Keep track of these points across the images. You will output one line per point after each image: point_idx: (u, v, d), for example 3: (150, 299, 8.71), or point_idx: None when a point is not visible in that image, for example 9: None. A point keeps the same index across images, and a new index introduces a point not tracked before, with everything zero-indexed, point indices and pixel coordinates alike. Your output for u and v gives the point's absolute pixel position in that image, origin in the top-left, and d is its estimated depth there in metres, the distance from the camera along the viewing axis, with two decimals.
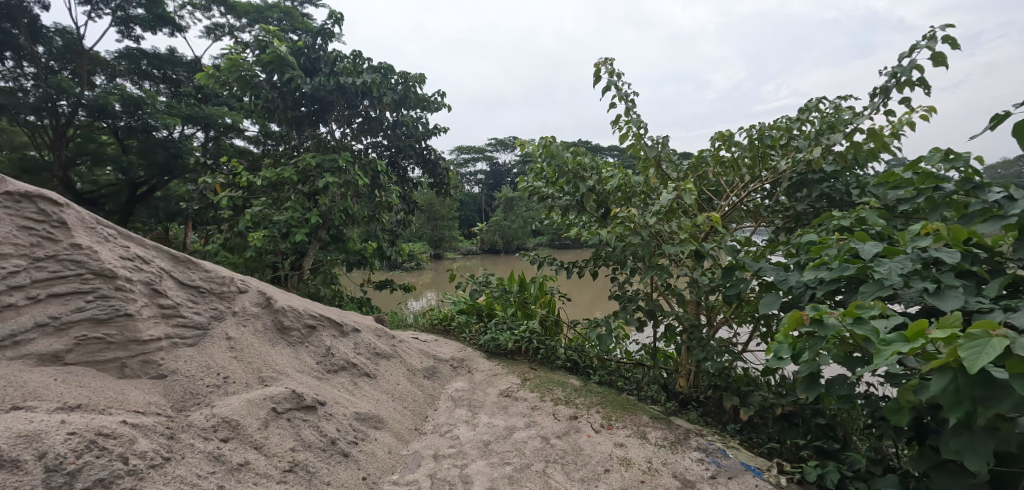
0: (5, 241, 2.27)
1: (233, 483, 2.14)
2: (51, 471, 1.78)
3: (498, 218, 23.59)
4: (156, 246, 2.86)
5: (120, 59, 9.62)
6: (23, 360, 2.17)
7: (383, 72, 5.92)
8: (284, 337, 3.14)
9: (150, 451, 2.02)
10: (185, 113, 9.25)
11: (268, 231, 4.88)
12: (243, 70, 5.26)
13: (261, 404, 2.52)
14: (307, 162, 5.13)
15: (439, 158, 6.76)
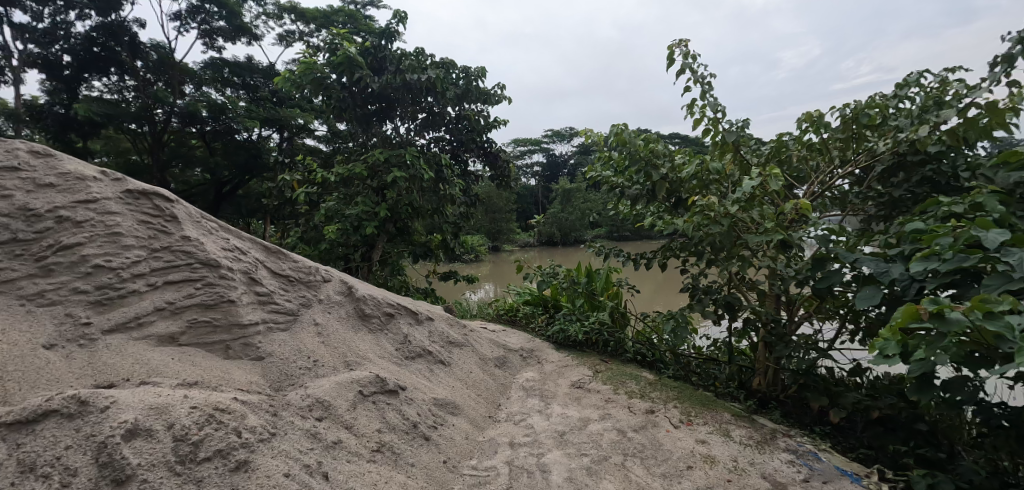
0: (129, 234, 2.62)
1: (330, 460, 2.28)
2: (179, 440, 1.95)
3: (556, 210, 23.49)
4: (250, 238, 3.17)
5: (205, 69, 10.42)
6: (146, 340, 2.43)
7: (445, 67, 6.01)
8: (366, 324, 3.30)
9: (258, 427, 2.19)
10: (264, 115, 9.89)
11: (341, 225, 5.12)
12: (316, 72, 5.53)
13: (350, 387, 2.69)
14: (375, 158, 5.29)
15: (500, 150, 6.80)
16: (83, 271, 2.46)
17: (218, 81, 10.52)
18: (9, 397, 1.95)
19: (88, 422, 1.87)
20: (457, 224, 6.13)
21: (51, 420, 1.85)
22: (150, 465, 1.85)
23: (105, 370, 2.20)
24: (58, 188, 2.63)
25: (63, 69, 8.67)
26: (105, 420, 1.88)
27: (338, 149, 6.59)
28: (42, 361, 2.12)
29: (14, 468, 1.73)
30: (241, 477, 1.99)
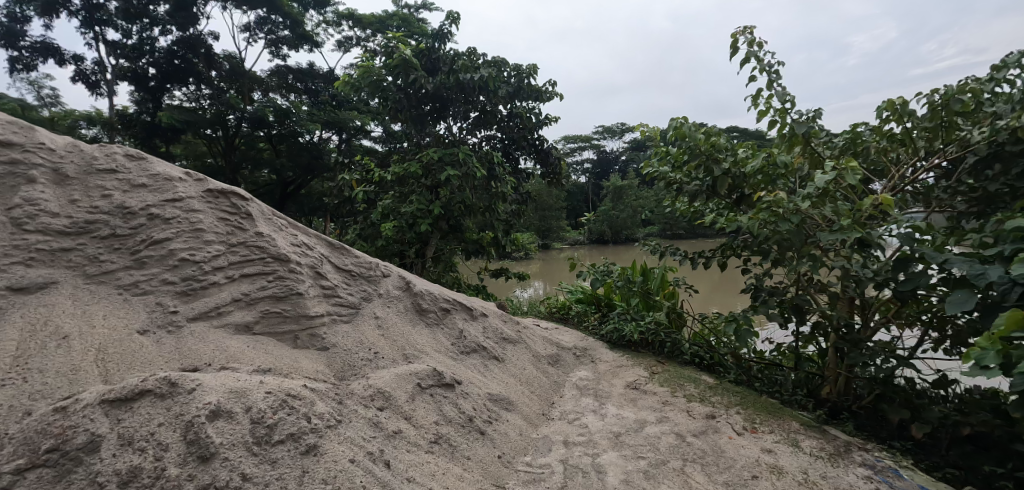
0: (211, 229, 2.90)
1: (391, 448, 2.37)
2: (256, 423, 2.07)
3: (608, 208, 23.15)
4: (316, 235, 3.41)
5: (272, 76, 11.00)
6: (225, 327, 2.68)
7: (497, 66, 6.04)
8: (423, 318, 3.45)
9: (326, 414, 2.30)
10: (324, 119, 10.33)
11: (397, 222, 5.28)
12: (373, 76, 5.74)
13: (408, 379, 2.81)
14: (430, 156, 5.40)
15: (552, 147, 6.77)
16: (171, 263, 2.73)
17: (283, 87, 11.06)
18: (110, 375, 2.21)
19: (177, 402, 2.03)
20: (508, 221, 6.15)
21: (145, 400, 2.02)
22: (231, 445, 1.98)
23: (190, 354, 2.44)
24: (150, 188, 2.93)
25: (149, 80, 9.54)
26: (192, 402, 2.04)
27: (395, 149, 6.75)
28: (137, 345, 2.38)
29: (114, 441, 1.89)
30: (310, 460, 2.09)
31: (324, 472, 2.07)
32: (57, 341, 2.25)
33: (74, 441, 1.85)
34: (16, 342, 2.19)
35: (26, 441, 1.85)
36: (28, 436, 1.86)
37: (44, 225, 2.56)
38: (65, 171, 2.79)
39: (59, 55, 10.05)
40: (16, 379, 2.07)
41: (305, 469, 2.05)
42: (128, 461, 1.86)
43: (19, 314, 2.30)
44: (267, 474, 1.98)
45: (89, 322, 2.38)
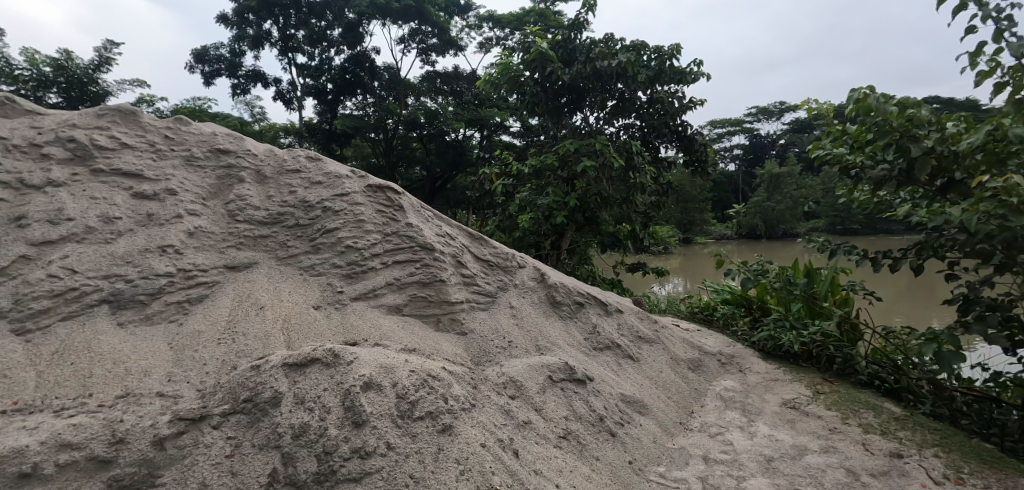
0: (370, 220, 3.19)
1: (520, 438, 2.37)
2: (400, 398, 2.23)
3: (760, 201, 20.99)
4: (458, 226, 3.61)
5: (424, 82, 11.90)
6: (380, 308, 2.93)
7: (636, 50, 5.74)
8: (556, 311, 3.45)
9: (461, 397, 2.40)
10: (468, 117, 10.86)
11: (534, 214, 5.35)
12: (513, 72, 5.77)
13: (539, 370, 2.84)
14: (565, 148, 5.27)
15: (696, 133, 6.23)
16: (338, 249, 3.05)
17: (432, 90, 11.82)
18: (292, 342, 2.54)
19: (339, 371, 2.26)
20: (647, 214, 5.83)
21: (314, 367, 2.27)
22: (379, 415, 2.12)
23: (352, 330, 2.71)
24: (323, 184, 3.31)
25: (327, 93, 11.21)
26: (349, 372, 2.25)
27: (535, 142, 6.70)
28: (312, 319, 2.71)
29: (290, 399, 2.13)
30: (446, 439, 2.17)
31: (458, 452, 2.12)
32: (257, 310, 2.65)
33: (263, 395, 2.12)
34: (229, 310, 2.63)
35: (230, 390, 2.17)
36: (232, 386, 2.18)
37: (249, 216, 3.04)
38: (264, 172, 3.30)
39: (267, 80, 12.01)
40: (228, 339, 2.47)
41: (441, 446, 2.13)
42: (299, 418, 2.06)
43: (232, 288, 2.75)
44: (407, 446, 2.08)
45: (278, 297, 2.77)
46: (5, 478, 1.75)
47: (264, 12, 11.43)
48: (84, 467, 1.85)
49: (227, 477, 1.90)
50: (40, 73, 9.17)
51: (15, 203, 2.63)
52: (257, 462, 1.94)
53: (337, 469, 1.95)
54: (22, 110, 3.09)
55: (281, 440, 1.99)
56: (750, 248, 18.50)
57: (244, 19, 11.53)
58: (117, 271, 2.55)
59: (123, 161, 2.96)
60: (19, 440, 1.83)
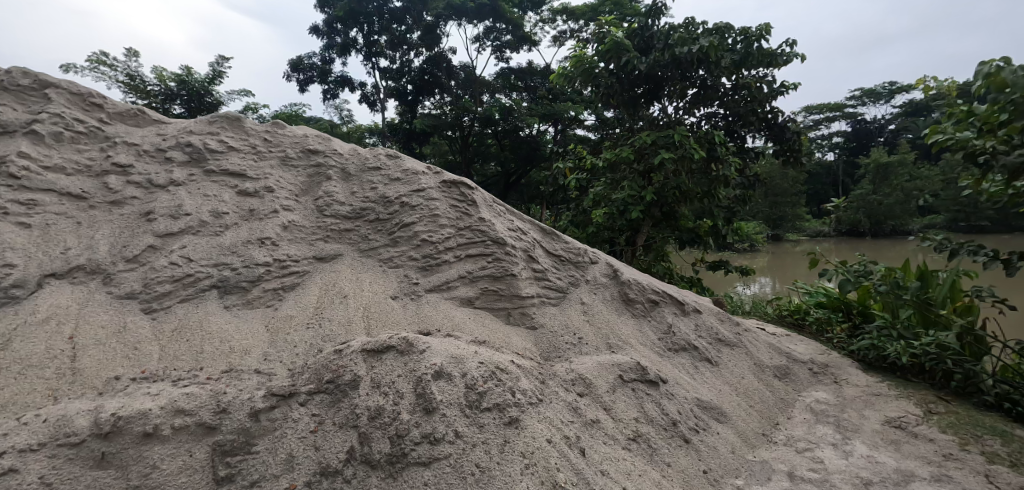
0: (444, 214, 3.28)
1: (587, 437, 2.32)
2: (469, 388, 2.26)
3: (866, 194, 18.94)
4: (530, 220, 3.62)
5: (498, 79, 12.01)
6: (453, 300, 3.01)
7: (721, 32, 5.31)
8: (629, 309, 3.34)
9: (529, 391, 2.39)
10: (542, 112, 10.84)
11: (609, 209, 5.07)
12: (587, 64, 5.54)
13: (610, 369, 2.76)
14: (642, 140, 4.89)
15: (788, 120, 5.70)
16: (414, 243, 3.17)
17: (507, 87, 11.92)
18: (372, 329, 2.68)
19: (412, 359, 2.34)
20: (729, 207, 5.46)
21: (390, 354, 2.37)
22: (448, 403, 2.18)
23: (426, 320, 2.82)
24: (402, 181, 3.44)
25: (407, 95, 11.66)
26: (421, 360, 2.32)
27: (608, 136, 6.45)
28: (390, 308, 2.84)
29: (367, 383, 2.24)
30: (512, 432, 2.18)
31: (523, 446, 2.13)
32: (341, 298, 2.82)
33: (343, 377, 2.25)
34: (316, 297, 2.82)
35: (316, 371, 2.32)
36: (317, 367, 2.33)
37: (335, 211, 3.24)
38: (348, 170, 3.49)
39: (353, 84, 12.70)
40: (316, 324, 2.66)
41: (506, 439, 2.14)
42: (374, 401, 2.16)
43: (320, 277, 2.95)
44: (474, 435, 2.12)
45: (360, 286, 2.93)
46: (132, 436, 1.99)
47: (351, 22, 12.11)
48: (193, 431, 2.06)
49: (311, 451, 2.04)
50: (167, 88, 10.49)
51: (144, 199, 2.93)
52: (337, 440, 2.06)
53: (408, 453, 2.02)
54: (148, 119, 3.40)
55: (357, 421, 2.10)
56: (853, 246, 16.73)
57: (333, 29, 12.27)
58: (224, 259, 2.79)
59: (230, 163, 3.25)
60: (144, 403, 2.06)
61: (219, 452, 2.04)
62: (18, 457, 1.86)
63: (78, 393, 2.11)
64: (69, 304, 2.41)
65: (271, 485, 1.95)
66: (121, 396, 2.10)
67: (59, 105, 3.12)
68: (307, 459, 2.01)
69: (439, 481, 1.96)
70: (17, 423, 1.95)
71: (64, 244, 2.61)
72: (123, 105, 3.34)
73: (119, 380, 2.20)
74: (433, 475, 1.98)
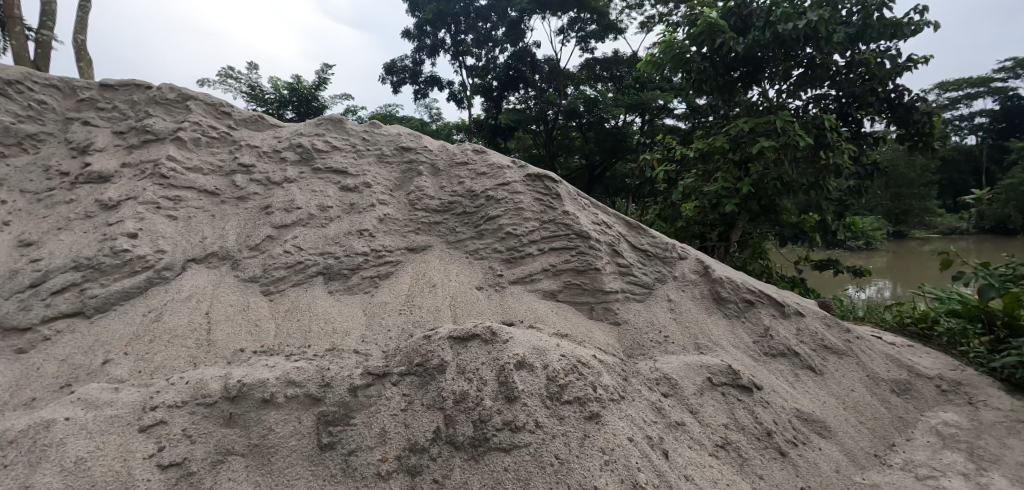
0: (529, 208, 3.36)
1: (671, 439, 2.25)
2: (551, 381, 2.31)
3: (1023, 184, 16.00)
4: (615, 214, 3.61)
5: (583, 70, 11.65)
6: (536, 293, 3.08)
7: (832, 4, 4.64)
8: (721, 308, 3.16)
9: (611, 387, 2.37)
10: (629, 102, 10.34)
11: (699, 203, 4.70)
12: (677, 49, 5.14)
13: (698, 371, 2.64)
14: (739, 128, 4.44)
15: (915, 100, 4.94)
16: (500, 236, 3.28)
17: (592, 78, 11.53)
18: (458, 317, 2.81)
19: (496, 348, 2.43)
20: (842, 201, 4.78)
21: (474, 342, 2.48)
22: (529, 393, 2.24)
23: (509, 311, 2.91)
24: (488, 175, 3.56)
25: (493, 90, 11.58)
26: (505, 350, 2.41)
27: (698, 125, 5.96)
28: (475, 298, 2.96)
29: (453, 368, 2.36)
30: (592, 427, 2.18)
31: (603, 442, 2.12)
32: (430, 287, 3.00)
33: (432, 361, 2.39)
34: (409, 285, 3.03)
35: (407, 354, 2.48)
36: (409, 351, 2.50)
37: (426, 204, 3.43)
38: (437, 165, 3.68)
39: (441, 84, 12.86)
40: (408, 310, 2.85)
41: (586, 433, 2.16)
42: (460, 386, 2.27)
43: (413, 267, 3.15)
44: (555, 427, 2.16)
45: (447, 276, 3.09)
46: (253, 401, 2.26)
47: (439, 22, 12.15)
48: (302, 401, 2.30)
49: (402, 428, 2.20)
50: (279, 96, 11.84)
51: (264, 194, 3.34)
52: (425, 419, 2.21)
53: (490, 437, 2.12)
54: (267, 123, 3.84)
55: (444, 403, 2.23)
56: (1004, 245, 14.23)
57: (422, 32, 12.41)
58: (329, 249, 3.09)
59: (334, 161, 3.57)
60: (262, 374, 2.35)
61: (323, 421, 2.25)
62: (168, 411, 2.19)
63: (211, 360, 2.47)
64: (206, 286, 2.82)
65: (367, 455, 2.13)
66: (245, 365, 2.42)
67: (197, 115, 3.61)
68: (398, 435, 2.17)
69: (519, 468, 2.04)
70: (166, 383, 2.31)
71: (202, 235, 3.04)
72: (247, 112, 3.82)
73: (244, 352, 2.54)
74: (513, 461, 2.07)
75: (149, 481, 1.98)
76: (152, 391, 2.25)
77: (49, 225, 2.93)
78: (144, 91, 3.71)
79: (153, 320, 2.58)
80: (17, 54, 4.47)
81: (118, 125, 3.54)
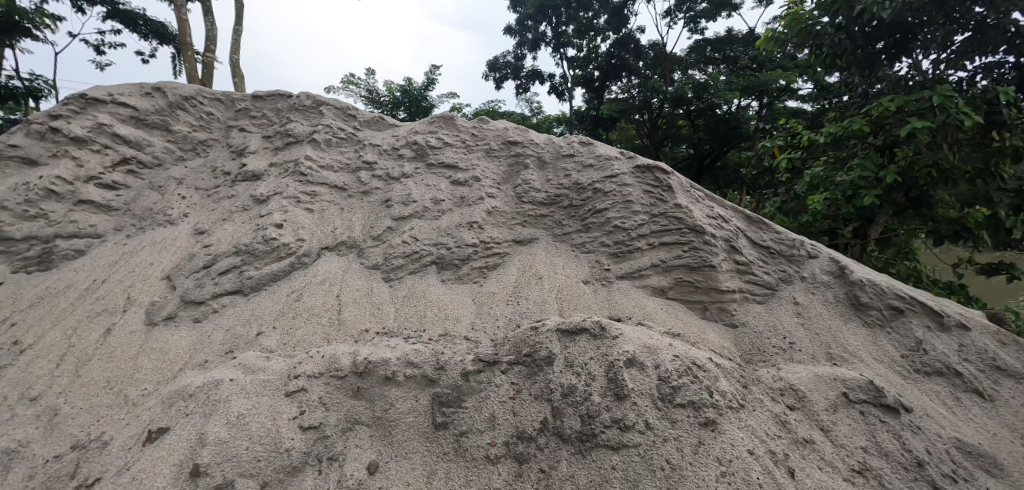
0: (638, 201, 3.30)
1: (798, 457, 2.15)
2: (663, 382, 2.28)
3: None
4: (733, 207, 3.43)
5: (691, 53, 10.84)
6: (646, 288, 3.06)
7: None
8: (861, 316, 2.88)
9: (729, 393, 2.30)
10: (744, 85, 9.19)
11: (830, 195, 4.03)
12: (806, 21, 4.53)
13: (832, 384, 2.48)
14: (884, 106, 3.80)
15: None
16: (608, 229, 3.28)
17: (701, 61, 10.73)
18: (564, 311, 2.87)
19: (605, 343, 2.43)
20: None
21: (583, 336, 2.50)
22: (640, 392, 2.24)
23: (617, 306, 2.92)
24: (595, 167, 3.54)
25: (595, 81, 11.15)
26: (614, 346, 2.40)
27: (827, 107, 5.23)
28: (582, 292, 3.00)
29: (561, 361, 2.41)
30: (708, 434, 2.14)
31: (720, 452, 2.08)
32: (536, 279, 3.07)
33: (540, 353, 2.46)
34: (515, 276, 3.12)
35: (516, 344, 2.56)
36: (517, 341, 2.58)
37: (532, 197, 3.50)
38: (544, 158, 3.72)
39: (543, 77, 12.70)
40: (515, 301, 2.95)
41: (701, 440, 2.12)
42: (568, 379, 2.33)
43: (520, 258, 3.25)
44: (666, 430, 2.15)
45: (554, 269, 3.15)
46: (377, 377, 2.48)
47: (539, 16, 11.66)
48: (419, 381, 2.49)
49: (510, 415, 2.32)
50: (392, 98, 12.66)
51: (384, 189, 3.62)
52: (533, 409, 2.31)
53: (598, 434, 2.18)
54: (386, 123, 4.14)
55: (552, 395, 2.30)
56: None
57: (523, 26, 12.04)
58: (442, 240, 3.27)
59: (446, 157, 3.76)
60: (385, 353, 2.57)
61: (437, 402, 2.41)
62: (308, 381, 2.47)
63: (342, 338, 2.76)
64: (337, 271, 3.15)
65: (477, 438, 2.28)
66: (370, 344, 2.67)
67: (328, 118, 3.99)
68: (506, 422, 2.30)
69: (629, 469, 2.08)
70: (307, 356, 2.62)
71: (333, 226, 3.39)
72: (370, 113, 4.15)
73: (367, 332, 2.80)
74: (621, 460, 2.11)
75: (294, 440, 2.26)
76: (296, 362, 2.56)
77: (217, 216, 3.45)
78: (286, 99, 4.19)
79: (295, 300, 2.94)
80: (189, 74, 5.27)
81: (266, 130, 4.04)
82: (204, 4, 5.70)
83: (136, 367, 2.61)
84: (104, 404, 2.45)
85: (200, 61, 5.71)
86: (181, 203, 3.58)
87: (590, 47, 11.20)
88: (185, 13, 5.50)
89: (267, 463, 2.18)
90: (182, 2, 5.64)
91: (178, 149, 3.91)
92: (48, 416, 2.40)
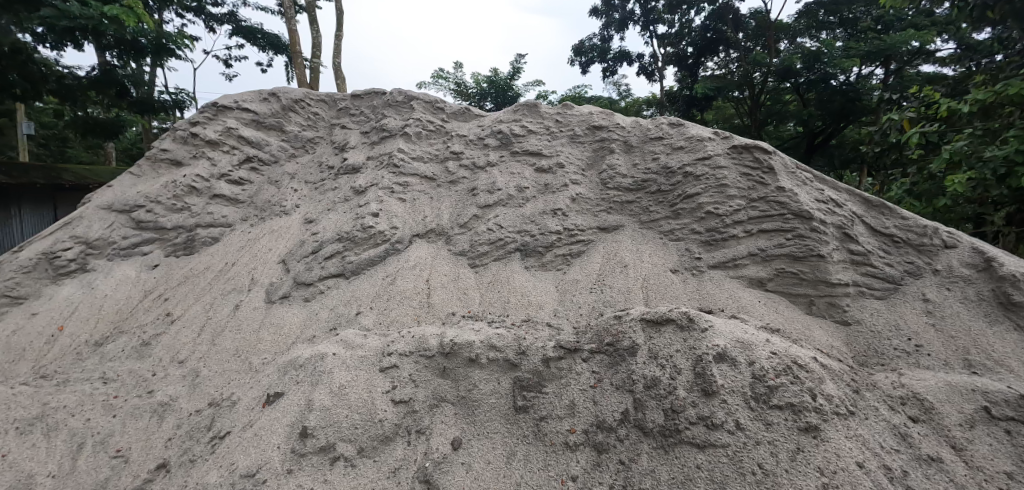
0: (734, 185, 3.08)
1: (918, 475, 1.90)
2: (757, 380, 2.13)
3: None
4: (848, 190, 3.07)
5: (800, 18, 9.64)
6: (741, 280, 2.85)
7: None
8: (1011, 317, 2.43)
9: (836, 398, 2.09)
10: (863, 51, 8.11)
11: (977, 174, 3.41)
12: None
13: (970, 397, 2.14)
14: None
15: None
16: (699, 215, 3.10)
17: (813, 27, 9.55)
18: (651, 300, 2.78)
19: (692, 336, 2.32)
20: None
21: (669, 327, 2.40)
22: (729, 390, 2.12)
23: (707, 298, 2.76)
24: (686, 149, 3.37)
25: (688, 58, 10.56)
26: (702, 339, 2.29)
27: (976, 71, 4.41)
28: (669, 282, 2.87)
29: (645, 352, 2.35)
30: (808, 441, 1.97)
31: (821, 461, 1.91)
32: (621, 267, 3.00)
33: (622, 343, 2.41)
34: (600, 264, 3.08)
35: (598, 333, 2.54)
36: (599, 330, 2.55)
37: (618, 183, 3.41)
38: (631, 142, 3.62)
39: (633, 57, 12.10)
40: (599, 289, 2.91)
41: (800, 446, 1.95)
42: (651, 371, 2.26)
43: (606, 246, 3.19)
44: (760, 432, 2.01)
45: (640, 257, 3.05)
46: (462, 359, 2.57)
47: None
48: (501, 364, 2.54)
49: (591, 404, 2.31)
50: (479, 89, 12.93)
51: (471, 177, 3.75)
52: (614, 399, 2.28)
53: (682, 430, 2.09)
54: (472, 114, 4.29)
55: (634, 386, 2.26)
56: None
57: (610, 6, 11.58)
58: (526, 227, 3.31)
59: (530, 144, 3.79)
60: (470, 336, 2.65)
61: (518, 386, 2.47)
62: (400, 357, 2.64)
63: (431, 319, 2.93)
64: (426, 257, 3.33)
65: (557, 424, 2.31)
66: (456, 327, 2.79)
67: (419, 112, 4.21)
68: (586, 410, 2.30)
69: (714, 469, 1.98)
70: (400, 335, 2.80)
71: (423, 214, 3.60)
72: (456, 105, 4.32)
73: (454, 315, 2.94)
74: (707, 460, 2.01)
75: (386, 411, 2.44)
76: (390, 340, 2.76)
77: (323, 207, 3.82)
78: (381, 96, 4.50)
79: (389, 283, 3.17)
80: (300, 79, 5.83)
81: (364, 127, 4.38)
82: (310, 14, 6.26)
83: (258, 340, 3.00)
84: (232, 369, 2.86)
85: (309, 66, 6.29)
86: (294, 195, 4.01)
87: (683, 22, 10.45)
88: (295, 24, 6.09)
89: (363, 431, 2.38)
90: (293, 14, 6.25)
91: (291, 147, 4.38)
92: (191, 377, 2.86)
